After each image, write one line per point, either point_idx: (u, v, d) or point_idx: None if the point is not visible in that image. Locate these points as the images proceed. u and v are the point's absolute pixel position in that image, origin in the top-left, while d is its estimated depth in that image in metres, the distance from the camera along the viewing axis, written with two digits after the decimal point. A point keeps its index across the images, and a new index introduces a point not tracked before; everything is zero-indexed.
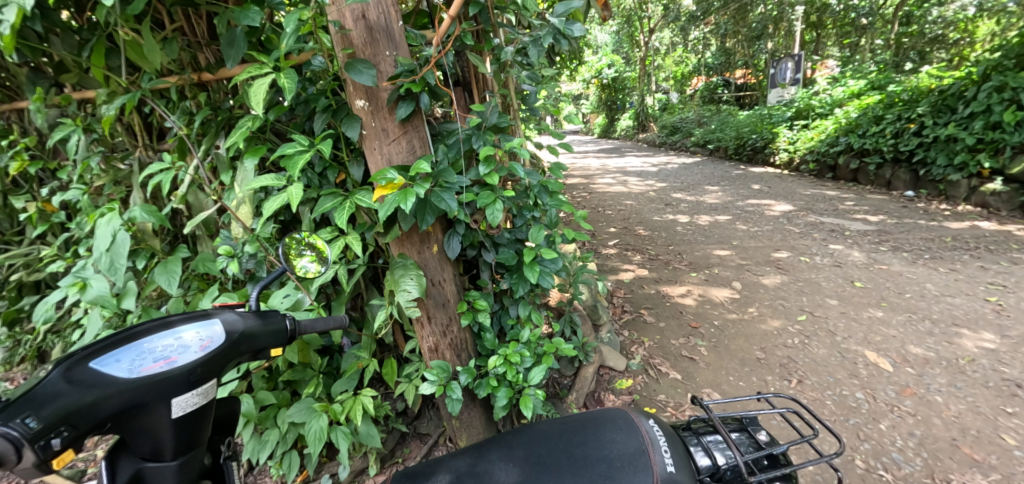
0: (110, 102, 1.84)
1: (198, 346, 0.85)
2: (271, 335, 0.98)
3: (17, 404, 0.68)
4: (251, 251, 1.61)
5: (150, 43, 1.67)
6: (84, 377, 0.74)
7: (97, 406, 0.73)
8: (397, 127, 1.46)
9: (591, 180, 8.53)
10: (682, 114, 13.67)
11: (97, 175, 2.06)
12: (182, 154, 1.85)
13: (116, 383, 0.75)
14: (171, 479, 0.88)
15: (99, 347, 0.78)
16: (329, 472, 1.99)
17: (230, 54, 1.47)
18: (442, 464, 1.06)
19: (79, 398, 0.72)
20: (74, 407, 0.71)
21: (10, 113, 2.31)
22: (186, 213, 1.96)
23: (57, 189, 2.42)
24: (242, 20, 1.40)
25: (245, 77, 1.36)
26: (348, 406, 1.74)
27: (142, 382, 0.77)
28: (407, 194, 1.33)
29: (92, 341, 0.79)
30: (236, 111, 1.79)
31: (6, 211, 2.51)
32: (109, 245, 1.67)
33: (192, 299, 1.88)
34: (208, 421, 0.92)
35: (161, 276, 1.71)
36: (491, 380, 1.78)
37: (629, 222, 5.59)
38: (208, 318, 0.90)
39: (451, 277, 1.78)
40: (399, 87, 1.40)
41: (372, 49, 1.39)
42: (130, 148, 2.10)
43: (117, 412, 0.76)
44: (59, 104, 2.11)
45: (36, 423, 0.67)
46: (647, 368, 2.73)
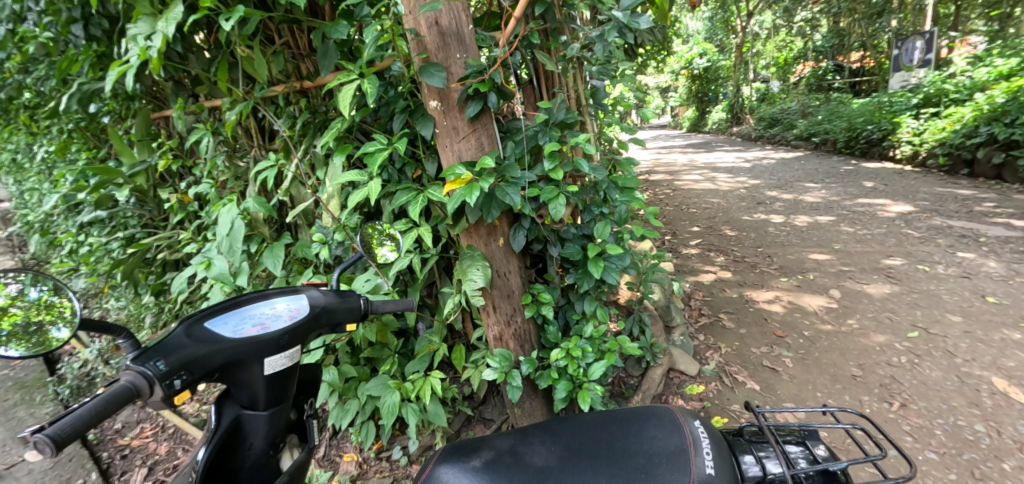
0: (231, 109, 2.17)
1: (287, 315, 0.94)
2: (347, 311, 1.06)
3: (149, 350, 0.76)
4: (339, 239, 1.80)
5: (260, 59, 1.93)
6: (199, 333, 0.83)
7: (210, 358, 0.82)
8: (466, 125, 1.54)
9: (675, 176, 8.20)
10: (784, 103, 12.59)
11: (222, 172, 2.45)
12: (287, 153, 2.11)
13: (225, 340, 0.84)
14: (263, 428, 0.97)
15: (208, 311, 0.89)
16: (400, 444, 2.18)
17: (324, 65, 1.66)
18: (487, 440, 1.08)
19: (196, 349, 0.80)
20: (193, 357, 0.79)
21: (160, 121, 3.08)
22: (289, 205, 2.24)
23: (191, 183, 2.91)
24: (333, 34, 1.57)
25: (334, 84, 1.52)
26: (418, 385, 1.91)
27: (243, 341, 0.86)
28: (473, 188, 1.40)
29: (203, 307, 0.90)
30: (331, 113, 2.00)
31: (155, 202, 3.23)
32: (228, 230, 1.97)
33: (292, 280, 2.16)
34: (293, 381, 1.00)
35: (267, 259, 2.01)
36: (552, 372, 1.85)
37: (714, 221, 5.32)
38: (296, 293, 1.01)
39: (517, 269, 1.84)
40: (468, 88, 1.48)
41: (444, 53, 1.48)
42: (248, 148, 2.45)
43: (223, 366, 0.85)
44: (194, 112, 2.54)
45: (165, 365, 0.75)
46: (721, 375, 2.60)
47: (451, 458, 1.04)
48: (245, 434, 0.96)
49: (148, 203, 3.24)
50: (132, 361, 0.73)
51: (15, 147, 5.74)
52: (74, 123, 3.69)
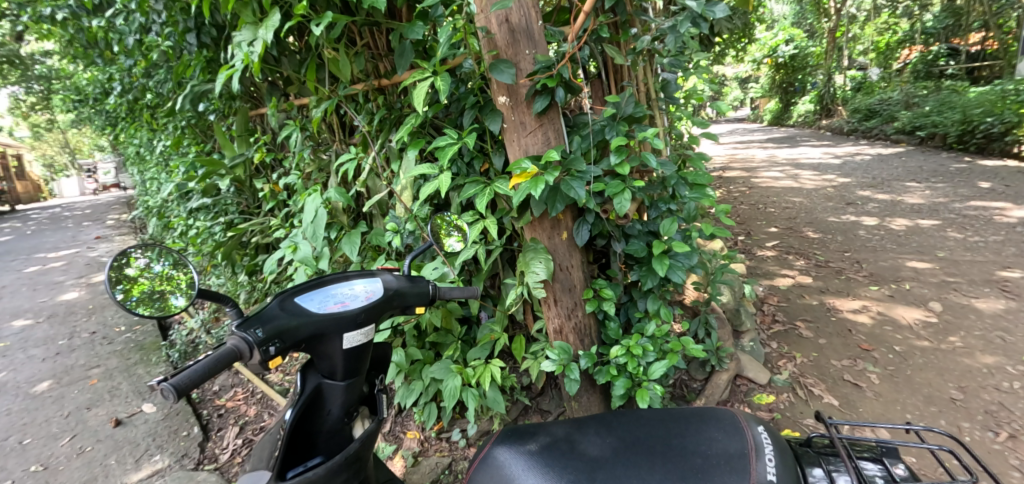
0: (318, 106, 2.36)
1: (364, 296, 1.01)
2: (417, 294, 1.13)
3: (249, 319, 0.85)
4: (410, 228, 1.90)
5: (344, 59, 2.07)
6: (291, 306, 0.91)
7: (299, 329, 0.89)
8: (534, 120, 1.57)
9: (753, 172, 7.74)
10: (884, 93, 11.42)
11: (308, 164, 2.68)
12: (365, 147, 2.26)
13: (312, 314, 0.91)
14: (339, 397, 1.06)
15: (297, 287, 0.97)
16: (459, 427, 2.28)
17: (401, 64, 1.75)
18: (544, 427, 1.10)
19: (288, 320, 0.88)
20: (285, 327, 0.87)
21: (256, 118, 3.44)
22: (365, 196, 2.39)
23: (282, 175, 3.20)
24: (410, 34, 1.66)
25: (410, 82, 1.61)
26: (479, 371, 1.99)
27: (327, 316, 0.93)
28: (538, 182, 1.43)
29: (293, 284, 0.98)
30: (405, 109, 2.11)
31: (251, 191, 3.63)
32: (312, 218, 2.16)
33: (366, 265, 2.32)
34: (367, 356, 1.08)
35: (345, 245, 2.18)
36: (611, 369, 1.85)
37: (795, 222, 4.97)
38: (372, 276, 1.08)
39: (580, 264, 1.85)
40: (537, 83, 1.51)
41: (513, 49, 1.51)
42: (330, 142, 2.65)
43: (309, 338, 0.92)
44: (285, 110, 2.80)
45: (261, 333, 0.83)
46: (794, 386, 2.45)
47: (508, 440, 1.08)
48: (324, 400, 1.05)
49: (245, 191, 3.65)
50: (236, 328, 0.81)
51: (140, 140, 6.57)
52: (187, 120, 4.17)
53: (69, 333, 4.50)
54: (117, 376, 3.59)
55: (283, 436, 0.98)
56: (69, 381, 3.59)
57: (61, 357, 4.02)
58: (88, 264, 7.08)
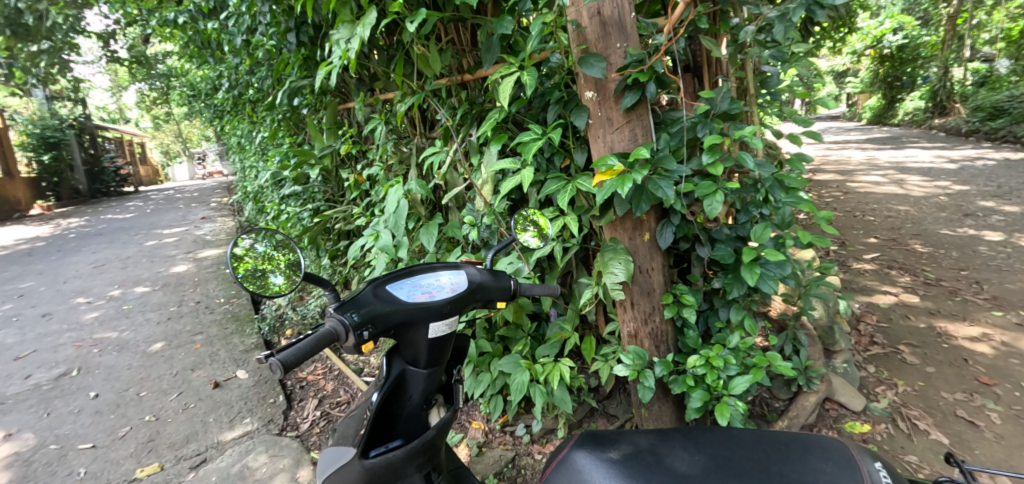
0: (402, 101, 2.46)
1: (449, 287, 1.02)
2: (498, 289, 1.13)
3: (346, 303, 0.89)
4: (487, 222, 1.92)
5: (434, 55, 2.09)
6: (383, 293, 0.94)
7: (390, 316, 0.92)
8: (621, 116, 1.51)
9: (849, 176, 7.07)
10: (1016, 89, 9.97)
11: (390, 156, 2.80)
12: (446, 141, 2.31)
13: (402, 302, 0.94)
14: (421, 384, 1.09)
15: (389, 275, 1.00)
16: (524, 422, 2.29)
17: (487, 59, 1.74)
18: (626, 434, 1.06)
19: (380, 306, 0.91)
20: (377, 312, 0.89)
21: (344, 112, 3.66)
22: (443, 188, 2.45)
23: (366, 166, 3.37)
24: (498, 29, 1.65)
25: (496, 77, 1.60)
26: (548, 368, 1.98)
27: (414, 305, 0.95)
28: (625, 180, 1.38)
29: (385, 272, 1.01)
30: (486, 104, 2.13)
31: (337, 181, 3.92)
32: (394, 208, 2.25)
33: (441, 256, 2.38)
34: (449, 347, 1.09)
35: (423, 236, 2.25)
36: (687, 379, 1.76)
37: (899, 233, 4.48)
38: (457, 269, 1.09)
39: (660, 267, 1.77)
40: (627, 77, 1.45)
41: (604, 43, 1.46)
42: (411, 135, 2.75)
43: (397, 325, 0.95)
44: (370, 105, 2.99)
45: (357, 317, 0.86)
46: (894, 417, 2.21)
47: (589, 445, 1.04)
48: (406, 386, 1.08)
49: (331, 180, 3.94)
50: (334, 310, 0.85)
51: (242, 131, 7.21)
52: (283, 113, 4.52)
53: (179, 301, 5.05)
54: (217, 343, 3.98)
55: (369, 416, 1.03)
56: (178, 344, 4.03)
57: (172, 321, 4.52)
58: (195, 240, 7.91)
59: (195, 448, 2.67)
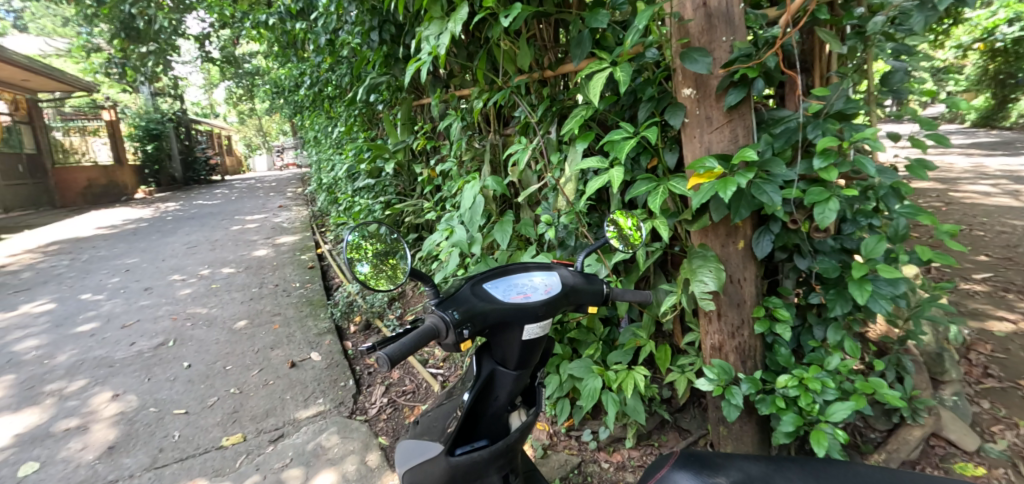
0: (479, 97, 2.48)
1: (544, 289, 0.99)
2: (591, 293, 1.08)
3: (446, 300, 0.89)
4: (565, 222, 1.88)
5: (523, 51, 2.10)
6: (481, 291, 0.93)
7: (487, 315, 0.90)
8: (722, 115, 1.42)
9: (953, 184, 6.37)
10: None
11: (464, 152, 2.83)
12: (523, 138, 2.30)
13: (499, 302, 0.92)
14: (509, 385, 1.07)
15: (484, 273, 0.99)
16: (590, 428, 2.23)
17: (576, 54, 1.69)
18: (732, 459, 0.98)
19: (479, 305, 0.90)
20: (476, 310, 0.89)
21: (418, 108, 3.76)
22: (517, 186, 2.44)
23: (438, 161, 3.45)
24: (591, 23, 1.59)
25: (587, 72, 1.55)
26: (621, 376, 1.92)
27: (512, 306, 0.93)
28: (727, 183, 1.29)
29: (480, 270, 1.00)
30: (568, 101, 2.07)
31: (409, 175, 4.06)
32: (470, 204, 2.27)
33: (513, 254, 2.38)
34: (539, 349, 1.07)
35: (497, 233, 2.25)
36: (777, 400, 1.63)
37: (1018, 251, 3.96)
38: (549, 270, 1.06)
39: (753, 278, 1.65)
40: (733, 73, 1.36)
41: (708, 36, 1.38)
42: (485, 132, 2.77)
43: (493, 325, 0.93)
44: (445, 101, 3.07)
45: (458, 315, 0.85)
46: (1016, 462, 1.94)
47: (692, 467, 0.97)
48: (495, 386, 1.06)
49: (403, 175, 4.10)
50: (434, 308, 0.86)
51: (320, 125, 7.62)
52: (360, 109, 4.72)
53: (260, 283, 5.43)
54: (293, 324, 4.23)
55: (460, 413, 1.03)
56: (259, 323, 4.32)
57: (254, 302, 4.86)
58: (274, 227, 8.47)
59: (274, 422, 2.84)
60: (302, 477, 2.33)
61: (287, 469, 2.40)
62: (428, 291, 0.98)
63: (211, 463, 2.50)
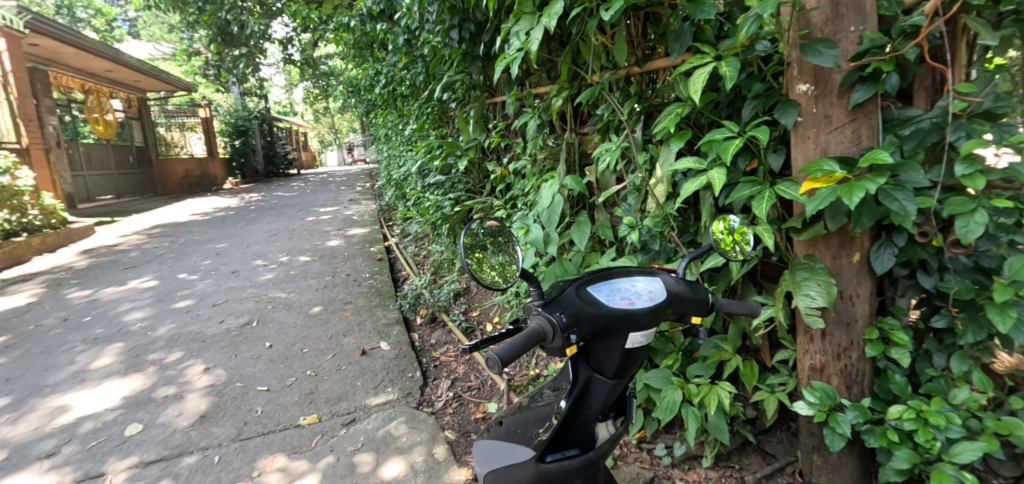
0: (558, 95, 2.45)
1: (648, 295, 0.93)
2: (696, 301, 1.01)
3: (551, 303, 0.88)
4: (650, 225, 1.79)
5: (620, 46, 1.98)
6: (585, 295, 0.90)
7: (591, 321, 0.88)
8: (844, 113, 1.30)
9: None
10: None
11: (539, 150, 2.80)
12: (604, 137, 2.24)
13: (603, 308, 0.88)
14: (606, 394, 1.02)
15: (587, 276, 0.96)
16: (664, 442, 2.13)
17: (675, 48, 1.60)
18: None
19: (584, 309, 0.88)
20: (581, 315, 0.87)
21: (492, 106, 3.78)
22: (595, 186, 2.38)
23: (511, 159, 3.44)
24: (696, 14, 1.50)
25: (687, 67, 1.47)
26: (704, 390, 1.80)
27: (617, 312, 0.89)
28: (854, 188, 1.15)
29: (583, 272, 0.97)
30: (657, 99, 1.92)
31: (480, 173, 4.11)
32: (548, 203, 2.24)
33: (588, 256, 2.31)
34: (639, 359, 1.01)
35: (574, 233, 2.20)
36: (889, 432, 1.45)
37: None
38: (653, 275, 0.99)
39: (867, 296, 1.49)
40: (863, 67, 1.23)
41: (834, 26, 1.26)
42: (561, 130, 2.71)
43: (595, 331, 0.90)
44: (522, 99, 3.07)
45: (565, 319, 0.85)
46: None
47: None
48: (591, 393, 1.02)
49: (474, 172, 4.16)
50: (541, 310, 0.86)
51: (391, 123, 7.90)
52: (433, 107, 4.84)
53: (333, 272, 5.71)
54: (364, 313, 4.40)
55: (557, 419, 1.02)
56: (332, 310, 4.54)
57: (329, 289, 5.12)
58: (345, 219, 8.89)
59: (346, 406, 2.96)
60: (373, 463, 2.40)
61: (358, 454, 2.48)
62: (533, 293, 0.94)
63: (289, 440, 2.63)
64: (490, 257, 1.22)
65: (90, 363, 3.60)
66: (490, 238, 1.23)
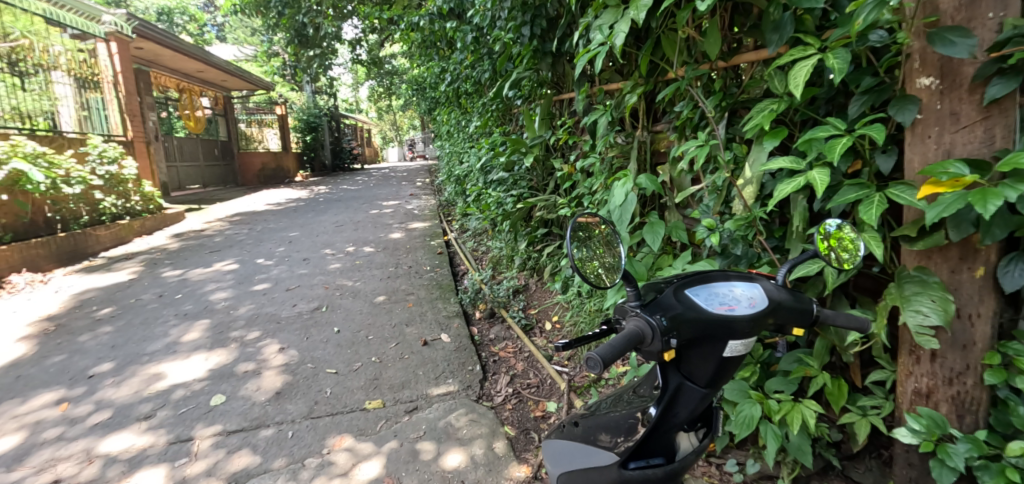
0: (632, 91, 2.39)
1: (749, 302, 0.92)
2: (797, 311, 0.98)
3: (651, 306, 0.92)
4: (732, 229, 1.70)
5: (712, 38, 1.84)
6: (683, 298, 0.92)
7: (689, 326, 0.90)
8: (976, 111, 1.16)
9: None
10: None
11: (610, 148, 2.74)
12: (681, 135, 2.15)
13: (702, 312, 0.89)
14: (696, 402, 1.01)
15: (684, 280, 0.97)
16: (736, 458, 2.02)
17: (774, 40, 1.53)
18: None
19: (682, 312, 0.90)
20: (680, 319, 0.89)
21: (559, 103, 3.74)
22: (669, 186, 2.29)
23: (578, 157, 3.40)
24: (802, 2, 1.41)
25: (787, 60, 1.39)
26: (785, 407, 1.68)
27: (717, 318, 0.89)
28: (987, 196, 1.02)
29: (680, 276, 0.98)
30: (745, 95, 1.80)
31: (545, 170, 4.09)
32: (621, 202, 2.18)
33: (660, 258, 2.24)
34: (733, 369, 0.99)
35: (648, 234, 2.12)
36: (1008, 470, 1.26)
37: None
38: (753, 282, 0.97)
39: (991, 316, 1.32)
40: (1003, 59, 1.10)
41: (968, 12, 1.14)
42: (634, 127, 2.63)
43: (692, 337, 0.91)
44: (592, 96, 3.01)
45: (665, 322, 0.89)
46: None
47: None
48: (681, 401, 1.01)
49: (537, 169, 4.14)
50: (640, 312, 0.91)
51: (453, 121, 8.04)
52: (498, 105, 4.86)
53: (396, 263, 5.91)
54: (425, 304, 4.51)
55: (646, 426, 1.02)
56: (396, 300, 4.70)
57: (392, 280, 5.30)
58: (406, 213, 9.16)
59: (408, 394, 3.05)
60: (434, 451, 2.46)
61: (420, 441, 2.55)
62: (629, 293, 0.96)
63: (356, 422, 2.75)
64: (575, 251, 1.14)
65: (182, 336, 3.93)
66: (577, 232, 1.14)
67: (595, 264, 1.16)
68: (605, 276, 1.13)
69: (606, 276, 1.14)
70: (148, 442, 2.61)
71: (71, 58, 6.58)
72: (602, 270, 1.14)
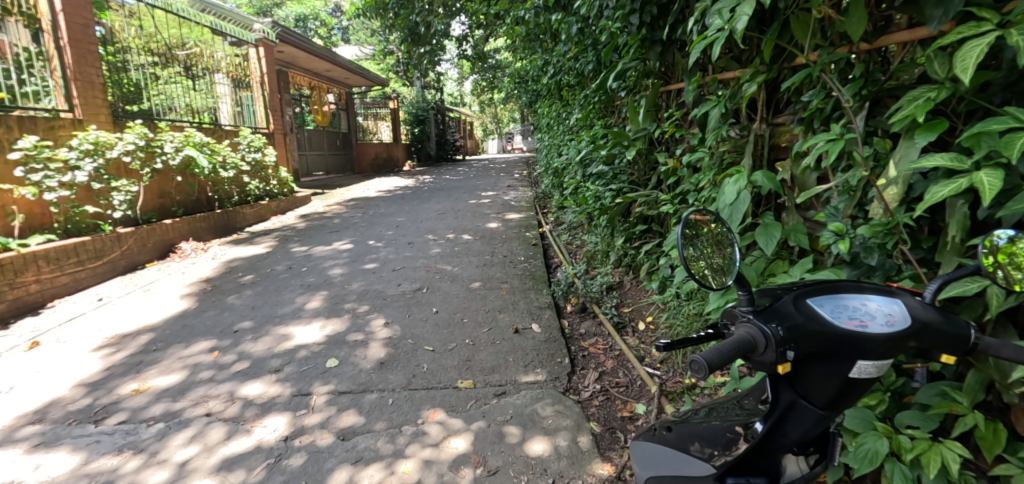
0: (751, 79, 2.20)
1: (884, 319, 0.86)
2: (945, 335, 0.89)
3: (767, 313, 0.88)
4: (864, 235, 1.51)
5: (853, 19, 1.62)
6: (806, 308, 0.87)
7: (813, 338, 0.84)
8: None
9: None
10: None
11: (721, 141, 2.56)
12: (807, 128, 1.95)
13: (829, 326, 0.84)
14: (811, 424, 0.93)
15: (806, 289, 0.93)
16: None
17: (936, 17, 1.31)
18: None
19: (804, 323, 0.85)
20: (800, 330, 0.84)
21: (666, 95, 3.56)
22: (790, 185, 2.09)
23: (685, 151, 3.22)
24: None
25: (952, 40, 1.19)
26: (920, 447, 1.45)
27: (843, 334, 0.83)
28: None
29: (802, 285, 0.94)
30: (892, 82, 1.57)
31: (647, 164, 3.93)
32: (732, 200, 2.04)
33: (774, 263, 2.05)
34: (859, 393, 0.91)
35: (761, 235, 1.95)
36: None
37: None
38: (890, 299, 0.91)
39: None
40: None
41: None
42: (750, 119, 2.42)
43: (815, 351, 0.85)
44: (705, 86, 2.83)
45: (782, 331, 0.84)
46: None
47: None
48: (792, 421, 0.94)
49: (639, 163, 4.00)
50: (752, 318, 0.87)
51: (553, 114, 8.04)
52: (600, 97, 4.76)
53: (492, 252, 6.09)
54: (518, 294, 4.60)
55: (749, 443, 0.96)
56: (490, 287, 4.85)
57: (488, 267, 5.48)
58: (503, 204, 9.37)
59: (497, 378, 3.15)
60: (520, 436, 2.51)
61: (506, 425, 2.62)
62: (741, 297, 0.92)
63: (448, 399, 2.90)
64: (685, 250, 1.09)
65: (305, 304, 4.43)
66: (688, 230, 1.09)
67: (701, 263, 1.12)
68: (710, 278, 1.09)
69: (712, 277, 1.10)
70: (276, 391, 3.00)
71: (230, 61, 7.68)
72: (708, 272, 1.10)
